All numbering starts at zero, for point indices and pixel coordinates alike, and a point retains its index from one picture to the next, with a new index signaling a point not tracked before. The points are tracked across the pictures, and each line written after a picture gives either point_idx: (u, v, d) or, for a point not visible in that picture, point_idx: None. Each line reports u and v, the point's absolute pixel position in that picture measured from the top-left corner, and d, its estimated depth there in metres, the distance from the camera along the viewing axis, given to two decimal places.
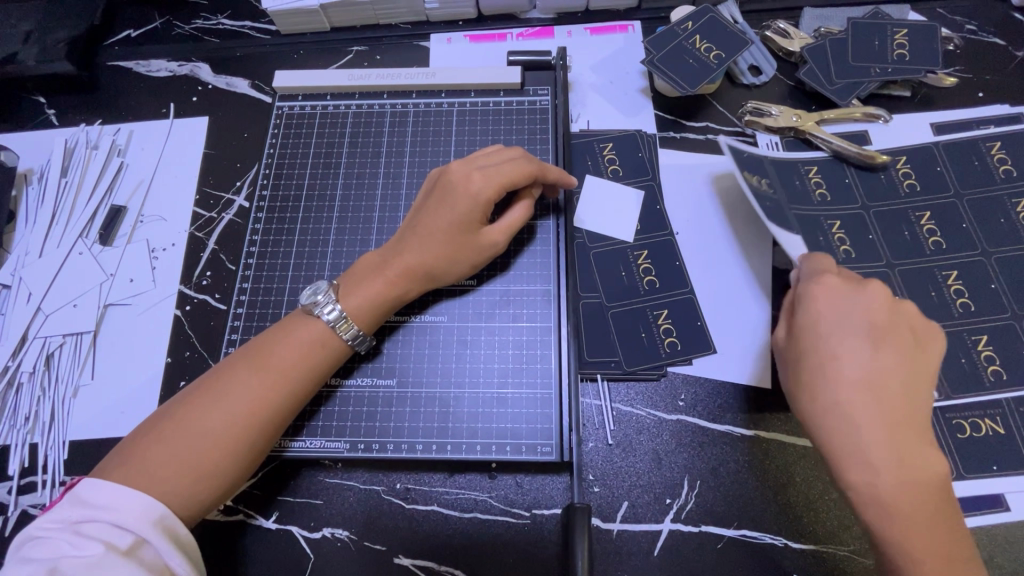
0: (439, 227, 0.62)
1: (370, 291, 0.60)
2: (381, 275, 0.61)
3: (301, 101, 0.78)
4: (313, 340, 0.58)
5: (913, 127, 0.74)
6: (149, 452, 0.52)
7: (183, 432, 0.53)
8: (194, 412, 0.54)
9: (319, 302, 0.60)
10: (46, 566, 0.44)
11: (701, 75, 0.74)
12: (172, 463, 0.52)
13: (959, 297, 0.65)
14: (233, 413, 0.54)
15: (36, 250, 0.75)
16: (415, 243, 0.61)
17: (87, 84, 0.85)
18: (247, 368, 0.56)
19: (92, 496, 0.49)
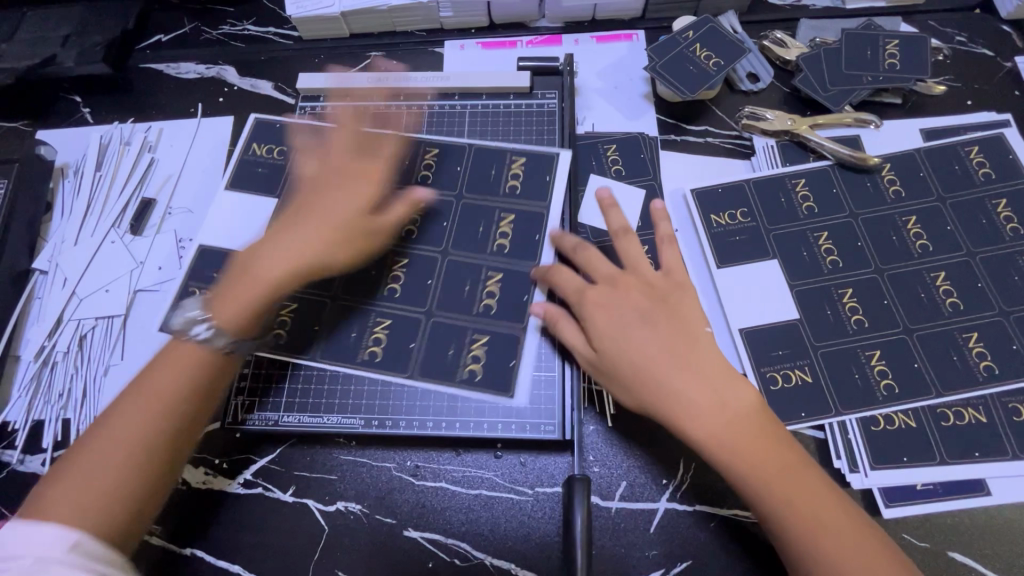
0: (305, 224, 0.66)
1: (241, 295, 0.62)
2: (249, 277, 0.63)
3: (323, 102, 0.83)
4: (191, 363, 0.60)
5: (903, 132, 0.78)
6: (55, 491, 0.55)
7: (78, 469, 0.55)
8: (87, 451, 0.56)
9: (191, 325, 0.62)
10: None
11: (700, 81, 0.78)
12: (68, 497, 0.54)
13: (948, 296, 0.68)
14: (125, 441, 0.56)
15: (71, 238, 0.79)
16: (254, 249, 0.65)
17: (121, 84, 0.90)
18: (134, 398, 0.58)
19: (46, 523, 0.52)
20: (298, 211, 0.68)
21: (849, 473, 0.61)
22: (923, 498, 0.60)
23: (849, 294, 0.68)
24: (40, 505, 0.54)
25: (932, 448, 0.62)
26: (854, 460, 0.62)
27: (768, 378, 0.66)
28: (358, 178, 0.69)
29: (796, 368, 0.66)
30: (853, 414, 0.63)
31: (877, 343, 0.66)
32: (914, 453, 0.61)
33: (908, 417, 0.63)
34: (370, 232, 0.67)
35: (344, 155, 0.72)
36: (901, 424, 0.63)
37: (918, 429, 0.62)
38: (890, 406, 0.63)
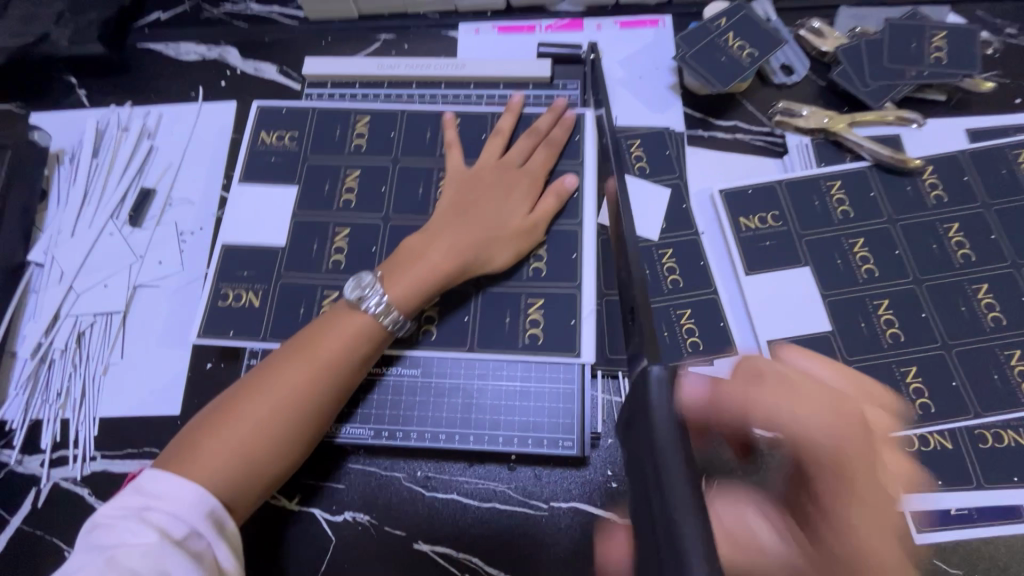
0: (480, 211, 0.64)
1: (415, 278, 0.60)
2: (423, 262, 0.61)
3: (330, 88, 0.78)
4: (360, 331, 0.58)
5: (947, 133, 0.73)
6: (198, 442, 0.52)
7: (246, 425, 0.53)
8: (252, 406, 0.54)
9: (365, 295, 0.59)
10: (106, 556, 0.45)
11: (731, 74, 0.74)
12: (230, 457, 0.52)
13: (990, 310, 0.64)
14: (275, 402, 0.54)
15: (68, 229, 0.76)
16: (435, 235, 0.63)
17: (118, 66, 0.86)
18: (291, 357, 0.57)
19: (153, 482, 0.50)
20: (467, 195, 0.66)
21: None
22: (956, 523, 0.58)
23: (886, 306, 0.65)
24: (163, 465, 0.52)
25: (967, 471, 0.59)
26: None
27: None
28: (538, 160, 0.69)
29: None
30: None
31: (913, 358, 0.63)
32: (949, 476, 0.59)
33: (944, 438, 0.60)
34: (536, 224, 0.65)
35: (536, 136, 0.70)
36: (937, 445, 0.60)
37: (954, 451, 0.59)
38: (924, 426, 0.60)
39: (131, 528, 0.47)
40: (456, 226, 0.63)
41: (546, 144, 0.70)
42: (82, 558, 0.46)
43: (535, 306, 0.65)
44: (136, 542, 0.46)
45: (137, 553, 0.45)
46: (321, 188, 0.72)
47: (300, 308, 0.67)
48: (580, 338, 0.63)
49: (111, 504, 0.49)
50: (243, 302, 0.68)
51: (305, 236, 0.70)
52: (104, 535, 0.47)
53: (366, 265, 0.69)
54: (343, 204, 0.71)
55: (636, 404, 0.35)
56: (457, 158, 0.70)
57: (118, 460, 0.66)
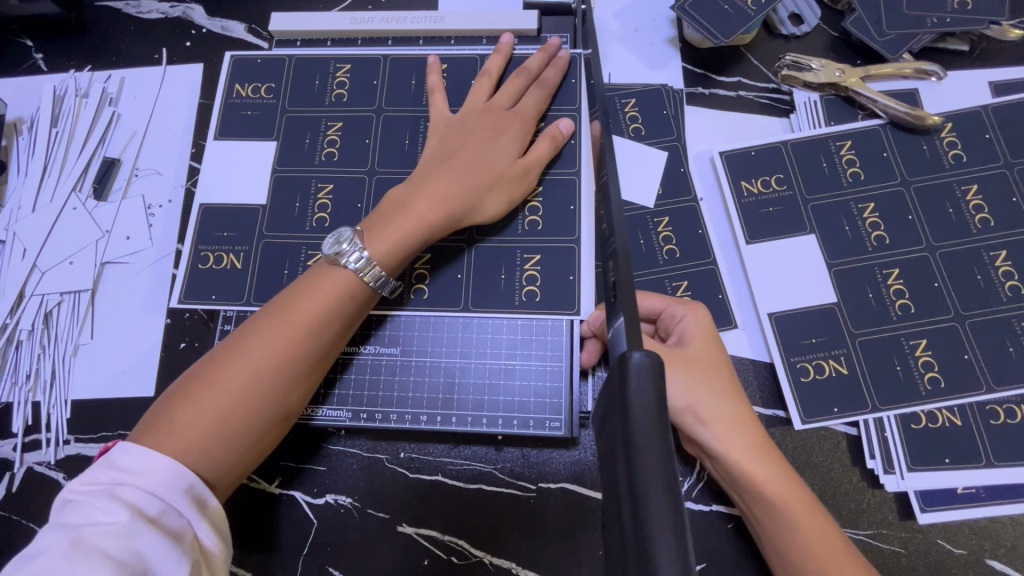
0: (468, 155, 0.59)
1: (399, 230, 0.56)
2: (408, 213, 0.56)
3: (300, 46, 0.72)
4: (342, 291, 0.54)
5: (969, 86, 0.67)
6: (173, 412, 0.49)
7: (222, 394, 0.50)
8: (227, 373, 0.50)
9: (343, 251, 0.55)
10: (72, 536, 0.42)
11: (735, 24, 0.67)
12: (208, 427, 0.49)
13: (1008, 278, 0.60)
14: (252, 368, 0.51)
15: (29, 204, 0.72)
16: (421, 183, 0.58)
17: (75, 27, 0.80)
18: (268, 320, 0.53)
19: (123, 458, 0.46)
20: (454, 140, 0.61)
21: (884, 475, 0.56)
22: (963, 502, 0.55)
23: (896, 276, 0.61)
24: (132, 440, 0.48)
25: (977, 449, 0.56)
26: (890, 461, 0.56)
27: (798, 369, 0.59)
28: (529, 100, 0.63)
29: (830, 358, 0.59)
30: (891, 411, 0.57)
31: (924, 331, 0.59)
32: (957, 454, 0.56)
33: (953, 414, 0.57)
34: (529, 169, 0.61)
35: (526, 77, 0.65)
36: (945, 421, 0.57)
37: (963, 428, 0.57)
38: (934, 402, 0.57)
39: (101, 506, 0.43)
40: (442, 172, 0.58)
41: (537, 85, 0.64)
42: (46, 538, 0.42)
43: (531, 261, 0.61)
44: (107, 521, 0.42)
45: (108, 533, 0.42)
46: (302, 141, 0.67)
47: (284, 269, 0.64)
48: (579, 294, 0.60)
49: (80, 479, 0.46)
50: (224, 264, 0.65)
51: (276, 200, 0.66)
52: (70, 513, 0.43)
53: (351, 222, 0.65)
54: (325, 157, 0.67)
55: (612, 398, 0.31)
56: (441, 103, 0.65)
57: (92, 444, 0.64)
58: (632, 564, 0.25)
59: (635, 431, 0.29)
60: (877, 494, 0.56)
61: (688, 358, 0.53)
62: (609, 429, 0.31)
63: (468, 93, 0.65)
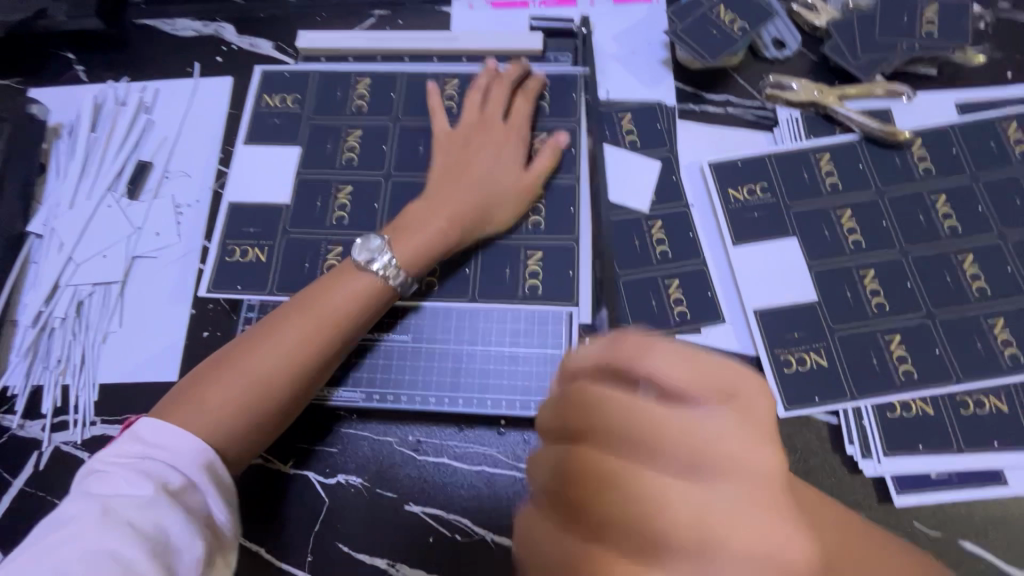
0: (476, 172, 0.66)
1: (421, 241, 0.62)
2: (429, 225, 0.63)
3: (324, 62, 0.79)
4: (368, 288, 0.59)
5: (937, 106, 0.73)
6: (201, 391, 0.54)
7: (247, 378, 0.55)
8: (254, 361, 0.55)
9: (372, 258, 0.61)
10: (100, 504, 0.45)
11: (722, 47, 0.74)
12: (228, 407, 0.53)
13: (975, 280, 0.65)
14: (286, 354, 0.56)
15: (67, 201, 0.77)
16: (437, 199, 0.65)
17: (115, 41, 0.87)
18: (292, 315, 0.58)
19: (148, 432, 0.51)
20: (462, 157, 0.68)
21: (862, 460, 0.60)
22: (937, 486, 0.59)
23: (871, 276, 0.66)
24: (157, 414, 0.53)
25: (949, 436, 0.60)
26: (868, 446, 0.60)
27: (782, 360, 0.63)
28: (521, 117, 0.71)
29: (811, 350, 0.63)
30: (868, 400, 0.61)
31: (898, 326, 0.63)
32: (930, 441, 0.60)
33: (926, 404, 0.61)
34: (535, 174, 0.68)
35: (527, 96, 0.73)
36: (919, 411, 0.61)
37: (935, 416, 0.61)
38: (908, 393, 0.61)
39: (128, 478, 0.47)
40: (459, 188, 0.65)
41: (524, 95, 0.72)
42: (75, 505, 0.46)
43: (534, 258, 0.67)
44: (133, 493, 0.46)
45: (133, 504, 0.45)
46: (324, 147, 0.73)
47: (305, 263, 0.69)
48: (578, 288, 0.66)
49: (109, 453, 0.50)
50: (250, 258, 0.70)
51: (298, 198, 0.71)
52: (98, 483, 0.47)
53: (368, 221, 0.70)
54: (345, 162, 0.72)
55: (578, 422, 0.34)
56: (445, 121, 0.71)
57: (117, 425, 0.68)
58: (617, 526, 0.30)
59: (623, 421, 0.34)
60: (857, 478, 0.60)
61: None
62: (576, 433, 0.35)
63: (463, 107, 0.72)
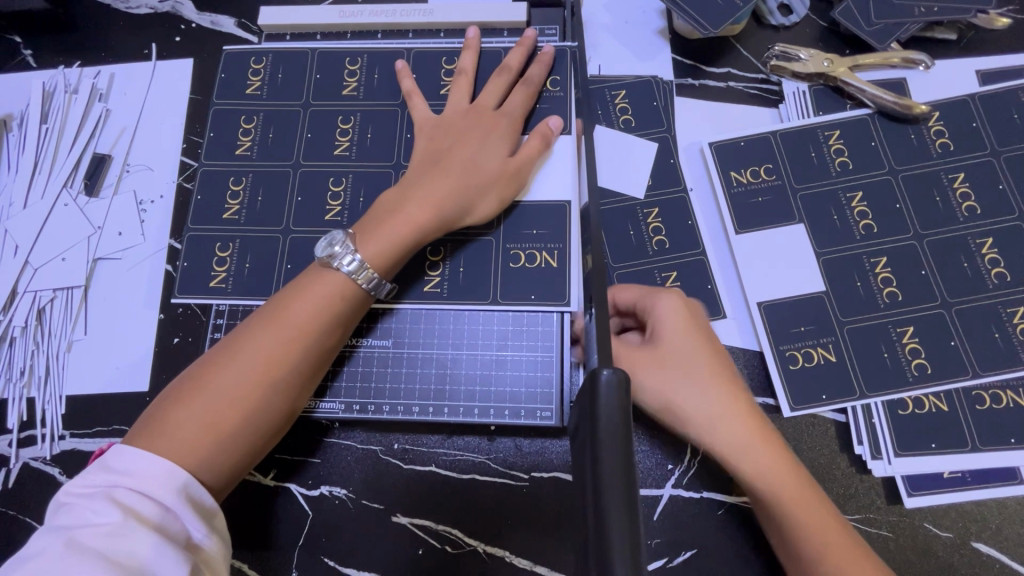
0: (461, 157, 0.59)
1: (389, 238, 0.56)
2: (400, 216, 0.56)
3: (289, 40, 0.72)
4: (336, 292, 0.54)
5: (956, 75, 0.68)
6: (169, 409, 0.49)
7: (205, 395, 0.50)
8: (186, 406, 0.49)
9: (336, 253, 0.55)
10: (66, 537, 0.43)
11: (725, 14, 0.67)
12: (194, 423, 0.49)
13: (995, 266, 0.60)
14: (266, 357, 0.51)
15: (20, 200, 0.72)
16: (412, 184, 0.58)
17: (63, 22, 0.79)
18: (221, 360, 0.51)
19: (117, 460, 0.47)
20: (445, 141, 0.61)
21: (871, 460, 0.56)
22: (949, 487, 0.56)
23: (883, 264, 0.61)
24: (132, 438, 0.49)
25: (963, 434, 0.57)
26: (878, 446, 0.57)
27: (787, 357, 0.60)
28: (516, 96, 0.63)
29: (819, 346, 0.60)
30: (879, 397, 0.58)
31: (910, 318, 0.59)
32: (943, 439, 0.57)
33: (940, 400, 0.58)
34: (522, 167, 0.61)
35: (510, 74, 0.65)
36: (932, 407, 0.58)
37: (949, 413, 0.57)
38: (920, 388, 0.58)
39: (95, 508, 0.44)
40: (457, 175, 0.58)
41: (523, 82, 0.64)
42: (41, 540, 0.43)
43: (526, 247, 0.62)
44: (98, 523, 0.43)
45: (102, 534, 0.43)
46: (291, 134, 0.67)
47: (277, 263, 0.63)
48: (569, 287, 0.61)
49: (77, 482, 0.47)
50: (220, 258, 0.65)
51: (267, 187, 0.66)
52: (66, 516, 0.44)
53: (340, 215, 0.64)
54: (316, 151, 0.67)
55: (584, 410, 0.33)
56: (422, 106, 0.64)
57: (88, 439, 0.64)
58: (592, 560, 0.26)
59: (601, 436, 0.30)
60: (865, 479, 0.57)
61: (661, 352, 0.54)
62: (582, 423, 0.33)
63: (450, 91, 0.65)
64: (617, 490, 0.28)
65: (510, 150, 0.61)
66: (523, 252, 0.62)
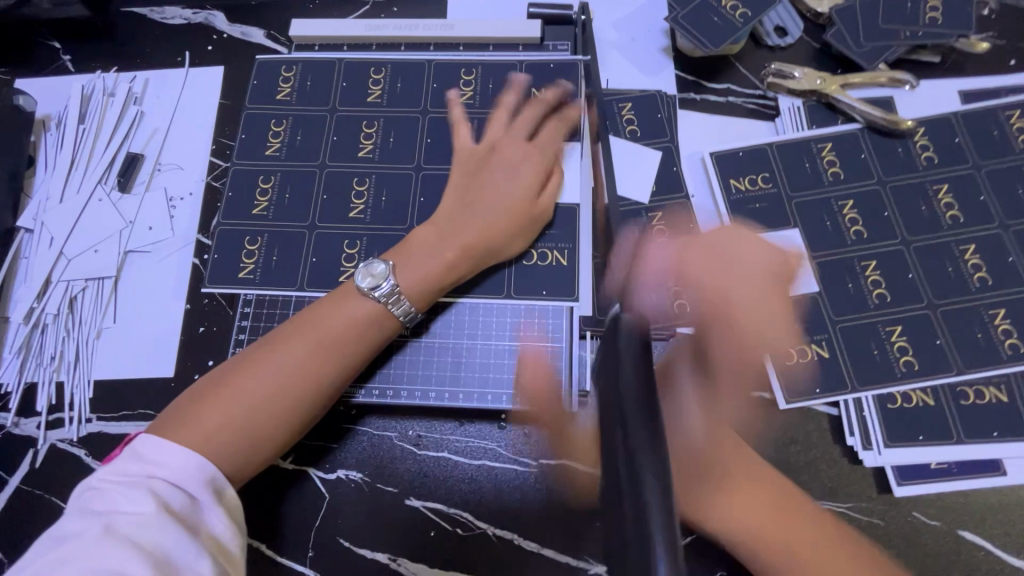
0: (494, 197, 0.63)
1: (424, 273, 0.60)
2: (436, 255, 0.60)
3: (318, 51, 0.78)
4: (369, 313, 0.58)
5: (940, 94, 0.72)
6: (202, 404, 0.53)
7: (238, 392, 0.53)
8: (217, 401, 0.53)
9: (379, 285, 0.59)
10: (102, 522, 0.44)
11: (724, 35, 0.72)
12: (225, 420, 0.52)
13: (977, 271, 0.64)
14: (296, 364, 0.55)
15: (57, 195, 0.76)
16: (448, 225, 0.62)
17: (101, 30, 0.84)
18: (255, 362, 0.55)
19: (149, 449, 0.50)
20: (475, 179, 0.65)
21: (863, 451, 0.59)
22: (936, 476, 0.59)
23: (873, 267, 0.65)
24: (164, 428, 0.52)
25: (948, 426, 0.60)
26: (869, 438, 0.60)
27: (783, 352, 0.63)
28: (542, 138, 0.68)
29: (812, 343, 0.63)
30: (869, 391, 0.61)
31: (898, 318, 0.63)
32: (929, 431, 0.60)
33: (926, 395, 0.61)
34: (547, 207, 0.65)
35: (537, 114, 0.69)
36: (919, 402, 0.61)
37: (936, 407, 0.61)
38: (908, 383, 0.61)
39: (128, 495, 0.46)
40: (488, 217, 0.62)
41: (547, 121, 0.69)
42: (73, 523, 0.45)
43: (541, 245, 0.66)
44: (133, 510, 0.45)
45: (135, 522, 0.44)
46: (317, 137, 0.71)
47: (301, 257, 0.67)
48: (579, 282, 0.65)
49: (110, 470, 0.49)
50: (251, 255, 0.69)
51: (294, 187, 0.70)
52: (97, 500, 0.46)
53: (362, 213, 0.68)
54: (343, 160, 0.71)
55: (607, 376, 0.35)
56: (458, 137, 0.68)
57: (113, 422, 0.67)
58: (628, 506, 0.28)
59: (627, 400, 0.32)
60: (857, 469, 0.60)
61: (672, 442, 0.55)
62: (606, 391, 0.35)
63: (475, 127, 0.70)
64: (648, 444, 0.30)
65: (538, 188, 0.65)
66: (536, 250, 0.66)
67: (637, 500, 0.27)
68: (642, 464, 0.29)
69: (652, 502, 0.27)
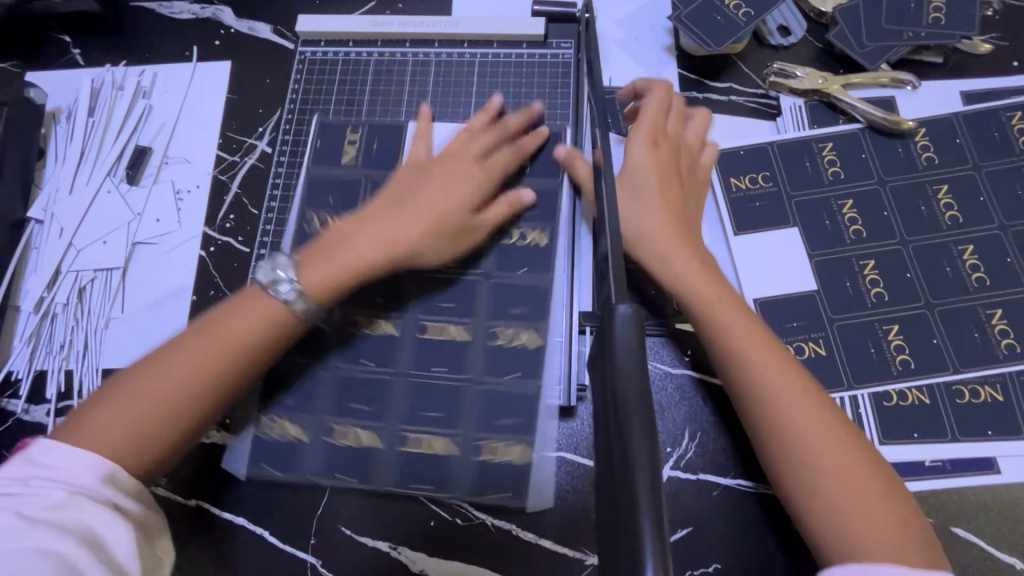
0: (421, 202, 0.65)
1: (322, 272, 0.59)
2: (350, 251, 0.61)
3: (324, 46, 0.79)
4: (268, 315, 0.57)
5: (942, 94, 0.73)
6: (94, 408, 0.51)
7: (133, 394, 0.51)
8: (107, 403, 0.51)
9: (277, 278, 0.57)
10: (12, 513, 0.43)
11: (726, 34, 0.73)
12: (137, 426, 0.50)
13: (975, 271, 0.65)
14: (195, 364, 0.53)
15: (66, 187, 0.77)
16: (365, 223, 0.64)
17: (111, 24, 0.85)
18: (153, 363, 0.53)
19: (43, 453, 0.47)
20: (408, 187, 0.67)
21: None
22: (930, 474, 0.60)
23: (871, 266, 0.66)
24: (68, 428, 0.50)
25: (943, 424, 0.61)
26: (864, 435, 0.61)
27: None
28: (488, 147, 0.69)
29: (809, 340, 0.64)
30: (865, 389, 0.62)
31: (896, 317, 0.64)
32: (924, 429, 0.61)
33: (922, 393, 0.62)
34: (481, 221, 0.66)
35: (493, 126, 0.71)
36: (914, 400, 0.62)
37: (931, 405, 0.61)
38: (904, 381, 0.62)
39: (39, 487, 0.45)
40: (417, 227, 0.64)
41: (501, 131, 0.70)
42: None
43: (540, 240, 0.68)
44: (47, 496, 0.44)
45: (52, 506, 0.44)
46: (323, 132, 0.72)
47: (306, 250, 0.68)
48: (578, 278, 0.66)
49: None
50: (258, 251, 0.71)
51: None
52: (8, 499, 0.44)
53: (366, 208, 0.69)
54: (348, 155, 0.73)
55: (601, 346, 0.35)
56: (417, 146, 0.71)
57: None
58: (617, 488, 0.29)
59: (618, 373, 0.32)
60: None
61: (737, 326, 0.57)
62: (601, 359, 0.35)
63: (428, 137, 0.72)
64: (639, 419, 0.30)
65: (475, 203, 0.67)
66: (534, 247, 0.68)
67: (628, 479, 0.29)
68: (632, 442, 0.30)
69: (640, 479, 0.29)
